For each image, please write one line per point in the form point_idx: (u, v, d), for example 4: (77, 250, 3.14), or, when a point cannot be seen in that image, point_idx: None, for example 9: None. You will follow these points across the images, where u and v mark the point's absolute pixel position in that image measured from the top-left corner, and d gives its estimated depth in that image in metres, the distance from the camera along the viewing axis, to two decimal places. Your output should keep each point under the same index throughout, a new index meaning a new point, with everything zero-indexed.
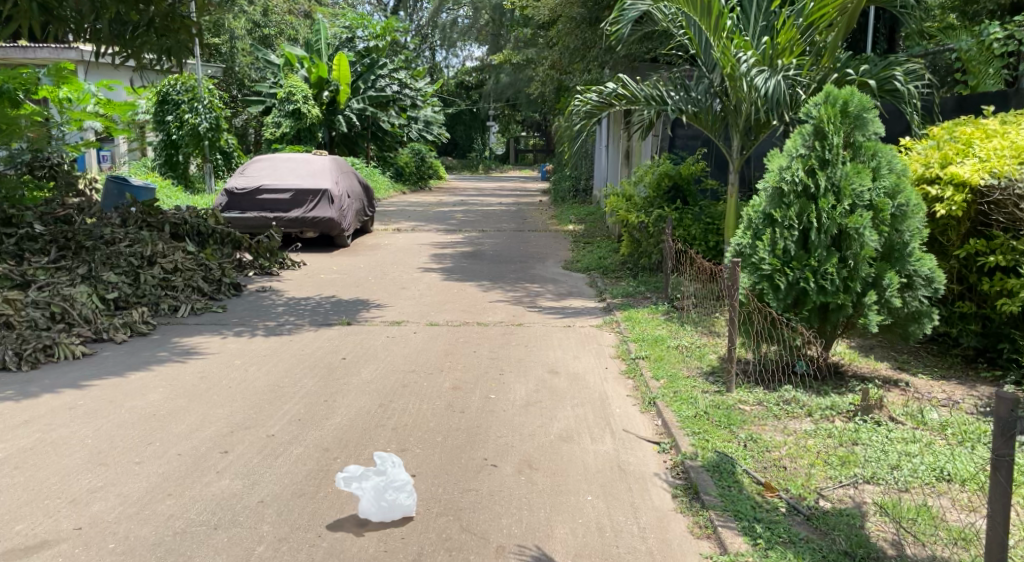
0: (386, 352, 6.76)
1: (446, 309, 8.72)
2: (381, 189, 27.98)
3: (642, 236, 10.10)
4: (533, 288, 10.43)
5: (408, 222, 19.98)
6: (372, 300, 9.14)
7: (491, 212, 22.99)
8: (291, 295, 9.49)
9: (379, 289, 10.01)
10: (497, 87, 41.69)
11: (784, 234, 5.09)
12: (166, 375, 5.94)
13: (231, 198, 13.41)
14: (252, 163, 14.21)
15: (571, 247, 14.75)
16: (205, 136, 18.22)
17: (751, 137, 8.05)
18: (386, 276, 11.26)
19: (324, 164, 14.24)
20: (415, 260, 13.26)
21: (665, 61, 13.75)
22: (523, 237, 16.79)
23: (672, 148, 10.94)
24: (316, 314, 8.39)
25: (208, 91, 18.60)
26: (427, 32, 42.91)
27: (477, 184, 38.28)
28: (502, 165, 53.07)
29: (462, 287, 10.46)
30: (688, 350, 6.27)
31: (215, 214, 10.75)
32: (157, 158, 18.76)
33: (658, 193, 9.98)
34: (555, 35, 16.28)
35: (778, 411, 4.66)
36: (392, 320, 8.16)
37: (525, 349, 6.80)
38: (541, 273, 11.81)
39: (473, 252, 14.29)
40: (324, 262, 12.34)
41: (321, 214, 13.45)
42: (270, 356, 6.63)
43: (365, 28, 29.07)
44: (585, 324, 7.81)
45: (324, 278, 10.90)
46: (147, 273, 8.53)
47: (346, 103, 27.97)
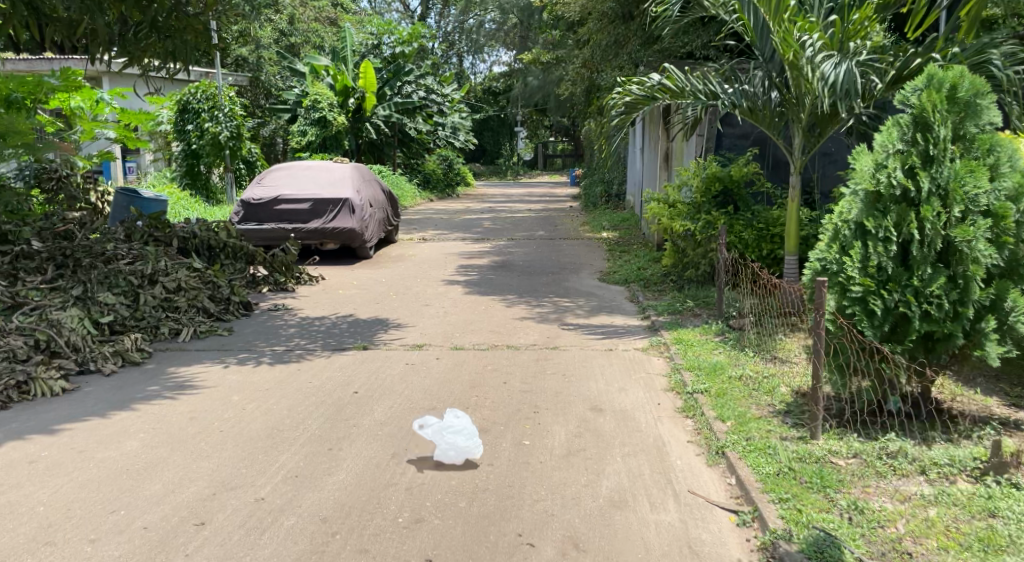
0: (404, 384, 5.96)
1: (473, 330, 7.91)
2: (408, 198, 27.33)
3: (687, 244, 9.24)
4: (568, 303, 9.61)
5: (434, 231, 19.28)
6: (392, 320, 8.36)
7: (521, 219, 22.20)
8: (306, 313, 8.73)
9: (400, 306, 9.24)
10: (525, 92, 41.06)
11: (878, 248, 4.19)
12: (151, 415, 5.17)
13: (246, 209, 12.72)
14: (269, 172, 13.54)
15: (607, 256, 13.91)
16: (226, 145, 17.58)
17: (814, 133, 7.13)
18: (410, 290, 10.50)
19: (345, 172, 13.54)
20: (441, 272, 12.50)
21: (703, 56, 13.09)
22: (553, 245, 15.97)
23: (719, 149, 10.04)
24: (329, 336, 7.59)
25: (228, 98, 17.99)
26: (455, 38, 42.38)
27: (506, 190, 37.61)
28: (531, 171, 52.26)
29: (491, 302, 9.65)
30: (754, 382, 5.38)
31: (227, 226, 10.01)
32: (178, 168, 18.12)
33: (705, 199, 9.25)
34: (587, 33, 15.49)
35: (882, 467, 3.75)
36: (412, 343, 7.35)
37: (563, 380, 5.94)
38: (575, 286, 10.98)
39: (503, 263, 13.51)
40: (344, 276, 11.60)
41: (341, 224, 12.68)
42: (273, 389, 5.85)
43: (391, 34, 28.70)
44: (630, 346, 6.96)
45: (343, 294, 10.16)
46: (147, 294, 7.78)
47: (373, 110, 27.25)
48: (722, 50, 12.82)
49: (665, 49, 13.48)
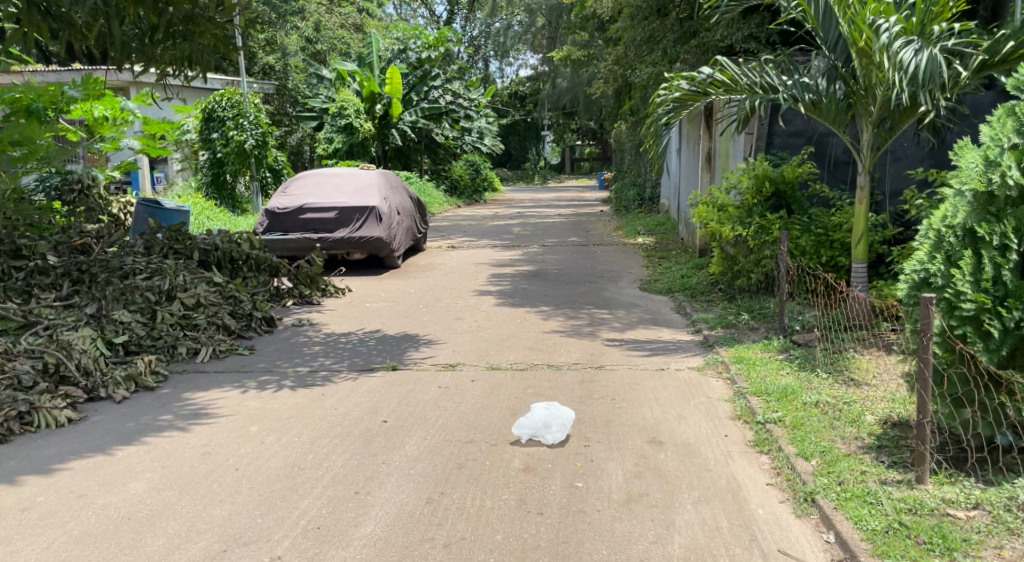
0: (437, 411, 5.42)
1: (509, 348, 7.38)
2: (435, 204, 26.91)
3: (738, 250, 8.92)
4: (607, 315, 9.05)
5: (463, 238, 18.81)
6: (422, 336, 7.83)
7: (550, 224, 21.66)
8: (332, 329, 8.24)
9: (430, 320, 8.74)
10: (552, 95, 40.52)
11: (994, 258, 3.69)
12: (160, 449, 4.67)
13: (271, 219, 12.29)
14: (294, 180, 13.12)
15: (644, 264, 13.34)
16: (252, 153, 17.20)
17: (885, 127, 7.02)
18: (441, 302, 10.01)
19: (372, 179, 13.09)
20: (471, 281, 11.99)
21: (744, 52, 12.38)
22: (587, 252, 15.42)
23: (770, 149, 9.73)
24: (356, 354, 7.08)
25: (253, 106, 17.63)
26: (481, 42, 42.01)
27: (533, 195, 37.12)
28: (558, 175, 51.73)
29: (527, 315, 9.11)
30: (833, 411, 4.92)
31: (251, 237, 9.52)
32: (204, 178, 17.75)
33: (757, 200, 8.90)
34: (620, 29, 14.90)
35: (1011, 524, 3.21)
36: (445, 362, 6.83)
37: (614, 407, 5.40)
38: (613, 296, 10.42)
39: (536, 271, 12.98)
40: (372, 287, 11.13)
41: (368, 233, 12.20)
42: (294, 417, 5.33)
43: (417, 39, 28.30)
44: (683, 366, 6.46)
45: (370, 307, 9.68)
46: (165, 311, 7.24)
47: (399, 116, 26.91)
48: (764, 43, 12.02)
49: (703, 43, 12.76)
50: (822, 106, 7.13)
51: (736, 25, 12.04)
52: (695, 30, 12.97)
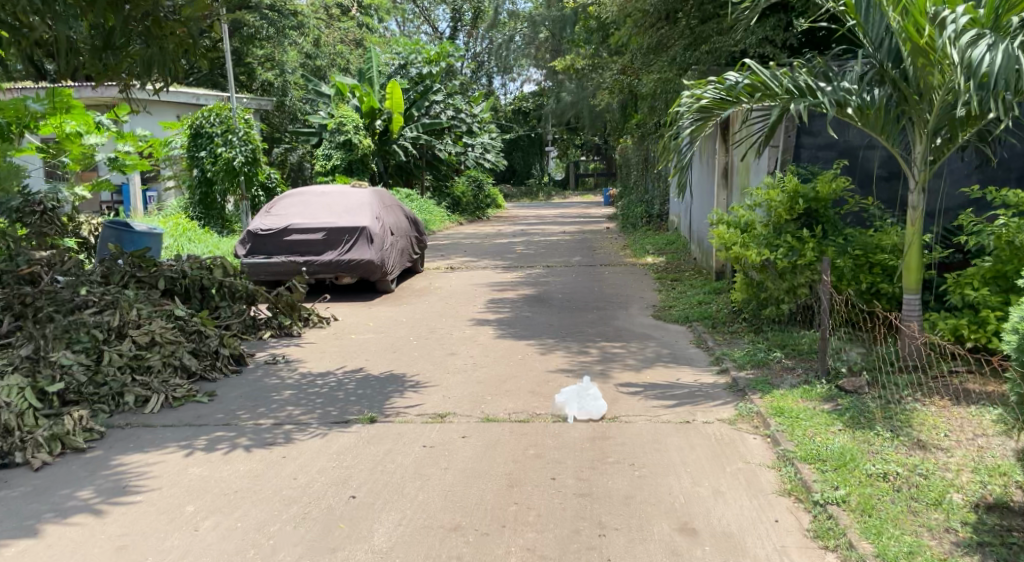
0: (418, 481, 4.49)
1: (508, 394, 6.46)
2: (437, 222, 25.96)
3: (766, 275, 8.21)
4: (619, 348, 8.14)
5: (463, 258, 17.93)
6: (410, 377, 6.90)
7: (554, 243, 20.74)
8: (310, 367, 7.29)
9: (421, 356, 7.82)
10: (556, 109, 39.75)
11: None
12: (63, 542, 3.72)
13: (254, 242, 11.37)
14: (279, 198, 12.17)
15: (656, 287, 12.44)
16: (241, 171, 16.01)
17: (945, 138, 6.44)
18: (434, 333, 9.09)
19: (363, 198, 12.18)
20: (470, 307, 11.12)
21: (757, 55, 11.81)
22: (594, 273, 14.55)
23: (797, 162, 9.00)
24: (331, 401, 6.14)
25: (243, 121, 16.41)
26: (484, 58, 41.35)
27: (539, 211, 36.23)
28: (563, 192, 50.76)
29: (529, 349, 8.17)
30: (909, 486, 4.16)
31: (224, 263, 8.55)
32: (193, 196, 16.71)
33: (787, 220, 8.20)
34: (628, 35, 14.09)
35: None
36: (432, 412, 5.90)
37: (636, 479, 4.52)
38: (625, 326, 9.51)
39: (540, 296, 12.10)
40: (362, 315, 10.24)
41: (359, 255, 11.27)
42: (241, 490, 4.36)
43: (418, 54, 27.59)
44: (712, 418, 5.71)
45: (357, 339, 8.77)
46: (112, 351, 6.20)
47: (400, 132, 26.14)
48: (779, 47, 11.51)
49: (714, 48, 12.03)
50: (871, 113, 6.53)
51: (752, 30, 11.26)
52: (706, 34, 12.10)
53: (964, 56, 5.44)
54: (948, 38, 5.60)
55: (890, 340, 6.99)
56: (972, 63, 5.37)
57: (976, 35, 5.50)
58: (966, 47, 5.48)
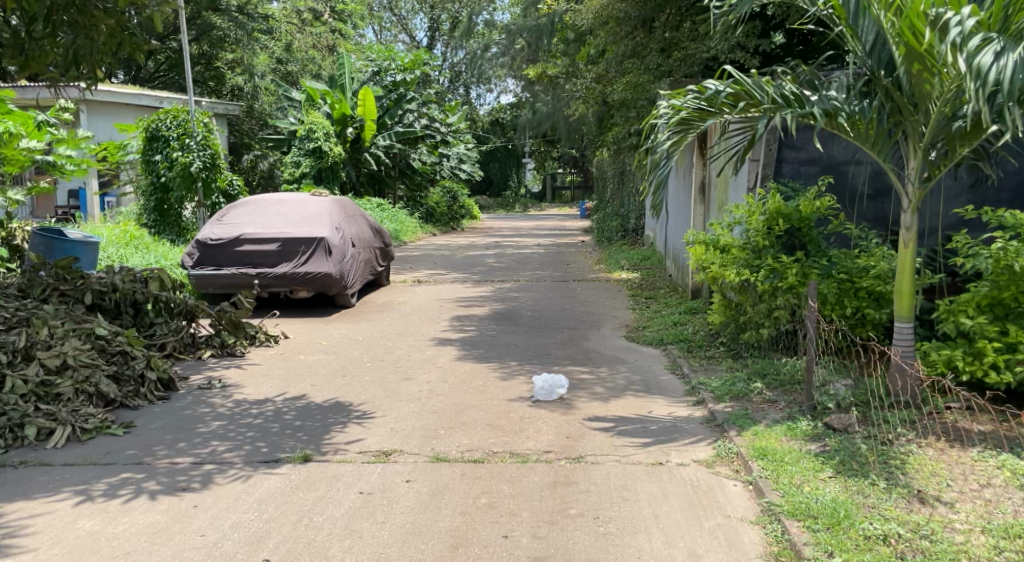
0: (346, 541, 3.87)
1: (463, 427, 5.84)
2: (408, 232, 25.27)
3: (744, 298, 7.77)
4: (588, 373, 7.56)
5: (432, 271, 17.29)
6: (355, 406, 6.27)
7: (527, 256, 20.13)
8: (248, 392, 6.63)
9: (373, 381, 7.19)
10: (533, 120, 39.32)
11: None
12: None
13: (203, 251, 10.67)
14: (232, 206, 11.46)
15: (630, 305, 11.89)
16: (199, 176, 15.21)
17: (941, 153, 5.95)
18: (391, 354, 8.45)
19: (322, 207, 11.53)
20: (433, 325, 10.50)
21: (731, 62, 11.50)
22: (567, 289, 13.99)
23: (778, 177, 8.53)
24: (264, 435, 5.49)
25: (202, 124, 15.66)
26: (462, 68, 40.92)
27: (515, 223, 35.72)
28: (539, 204, 50.23)
29: (491, 373, 7.56)
30: (914, 554, 3.62)
31: (162, 275, 7.85)
32: (147, 203, 15.85)
33: (769, 241, 7.69)
34: (603, 43, 13.62)
35: None
36: (376, 450, 5.27)
37: (600, 539, 3.95)
38: (595, 348, 8.94)
39: (509, 313, 11.50)
40: (316, 332, 9.58)
41: (316, 268, 10.60)
42: (135, 551, 3.71)
43: (392, 62, 26.98)
44: (687, 460, 5.16)
45: (306, 359, 8.11)
46: (15, 376, 5.50)
47: (372, 140, 25.53)
48: (751, 54, 11.27)
49: (687, 56, 11.64)
50: (862, 124, 6.01)
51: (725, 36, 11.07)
52: (678, 40, 11.87)
53: (973, 62, 4.93)
54: (953, 42, 5.08)
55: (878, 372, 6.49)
56: (982, 69, 4.87)
57: (985, 39, 4.99)
58: (974, 53, 4.97)
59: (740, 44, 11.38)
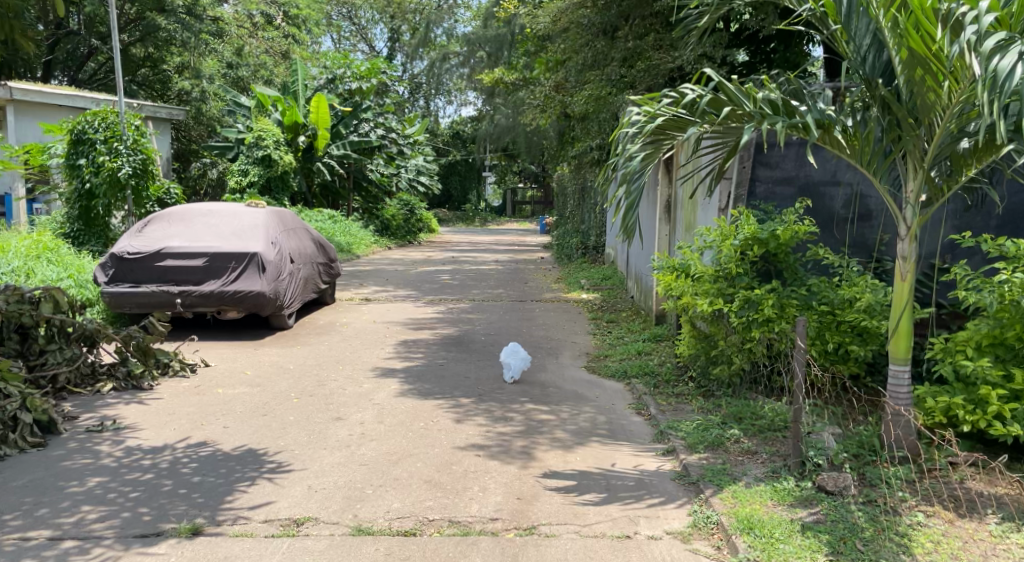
0: None
1: (395, 485, 4.95)
2: (362, 245, 24.28)
3: (717, 329, 7.00)
4: (545, 413, 6.72)
5: (382, 287, 16.34)
6: (269, 457, 5.37)
7: (484, 272, 19.27)
8: (144, 436, 5.70)
9: (297, 422, 6.25)
10: (493, 134, 38.61)
11: None
12: None
13: (119, 266, 9.61)
14: (156, 216, 10.41)
15: (591, 329, 11.09)
16: (127, 183, 14.12)
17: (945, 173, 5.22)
18: (323, 387, 7.51)
19: (257, 219, 10.55)
20: (377, 350, 9.58)
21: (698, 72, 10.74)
22: (524, 310, 13.15)
23: (752, 197, 7.80)
24: (150, 496, 4.56)
25: (133, 127, 14.55)
26: (421, 80, 40.08)
27: (473, 238, 34.84)
28: (499, 218, 49.48)
29: (435, 411, 6.66)
30: None
31: (56, 296, 6.83)
32: (71, 211, 14.65)
33: (742, 268, 6.93)
34: (563, 51, 12.87)
35: None
36: (285, 517, 4.38)
37: None
38: (554, 380, 8.11)
39: (461, 338, 10.60)
40: (243, 358, 8.61)
41: (246, 285, 9.60)
42: None
43: (348, 69, 26.00)
44: (658, 531, 4.38)
45: (224, 392, 7.16)
46: None
47: (325, 149, 24.49)
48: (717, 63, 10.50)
49: (652, 65, 10.85)
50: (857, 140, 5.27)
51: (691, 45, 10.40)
52: (642, 49, 11.08)
53: (988, 67, 4.21)
54: (966, 42, 4.36)
55: (867, 418, 5.78)
56: (999, 75, 4.13)
57: (1004, 39, 4.25)
58: (991, 55, 4.25)
59: (707, 54, 10.70)
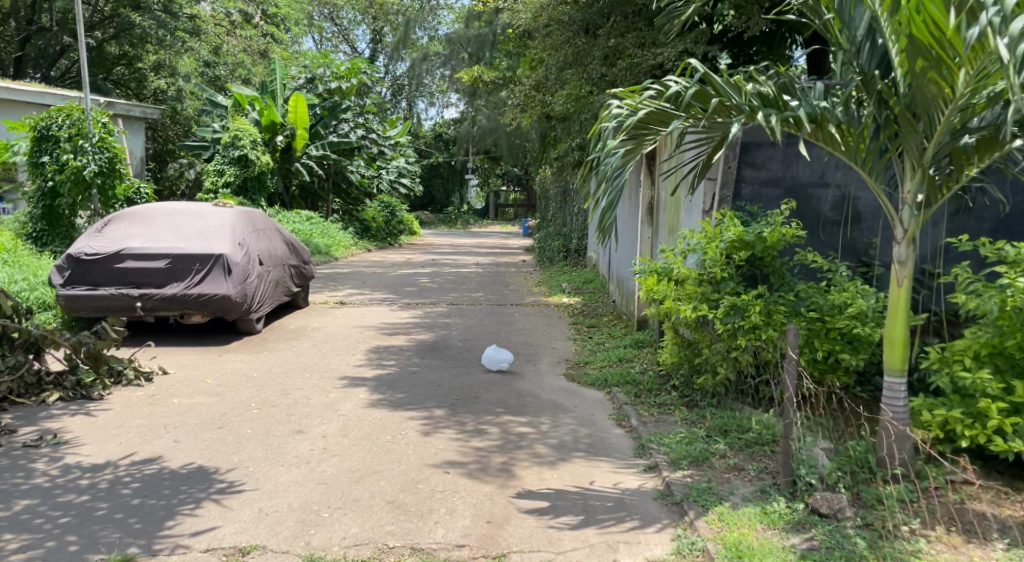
0: None
1: (355, 507, 4.57)
2: (341, 248, 23.83)
3: (702, 337, 6.66)
4: (521, 425, 6.35)
5: (359, 291, 15.92)
6: (220, 476, 4.97)
7: (465, 276, 18.87)
8: (85, 452, 5.29)
9: (254, 436, 5.84)
10: (476, 136, 38.23)
11: None
12: None
13: (75, 268, 9.15)
14: (117, 215, 9.95)
15: (572, 335, 10.73)
16: (92, 182, 13.59)
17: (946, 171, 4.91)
18: (287, 396, 7.10)
19: (224, 219, 10.11)
20: (348, 357, 9.17)
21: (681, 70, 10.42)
22: (504, 315, 12.77)
23: (737, 199, 7.48)
24: (80, 523, 4.18)
25: (99, 124, 14.01)
26: (403, 81, 39.65)
27: (455, 241, 34.40)
28: (482, 221, 49.10)
29: (404, 423, 6.28)
30: None
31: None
32: (34, 210, 14.13)
33: (727, 272, 6.58)
34: (543, 49, 12.53)
35: None
36: (228, 547, 4.00)
37: None
38: (532, 389, 7.75)
39: (437, 343, 10.20)
40: (205, 364, 8.19)
41: (211, 288, 9.17)
42: None
43: (327, 68, 25.53)
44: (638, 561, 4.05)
45: (180, 401, 6.74)
46: None
47: (304, 149, 24.00)
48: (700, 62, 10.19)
49: (633, 63, 10.53)
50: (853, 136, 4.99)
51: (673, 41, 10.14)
52: (623, 47, 10.75)
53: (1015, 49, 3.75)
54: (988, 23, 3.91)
55: (859, 431, 5.46)
56: None
57: None
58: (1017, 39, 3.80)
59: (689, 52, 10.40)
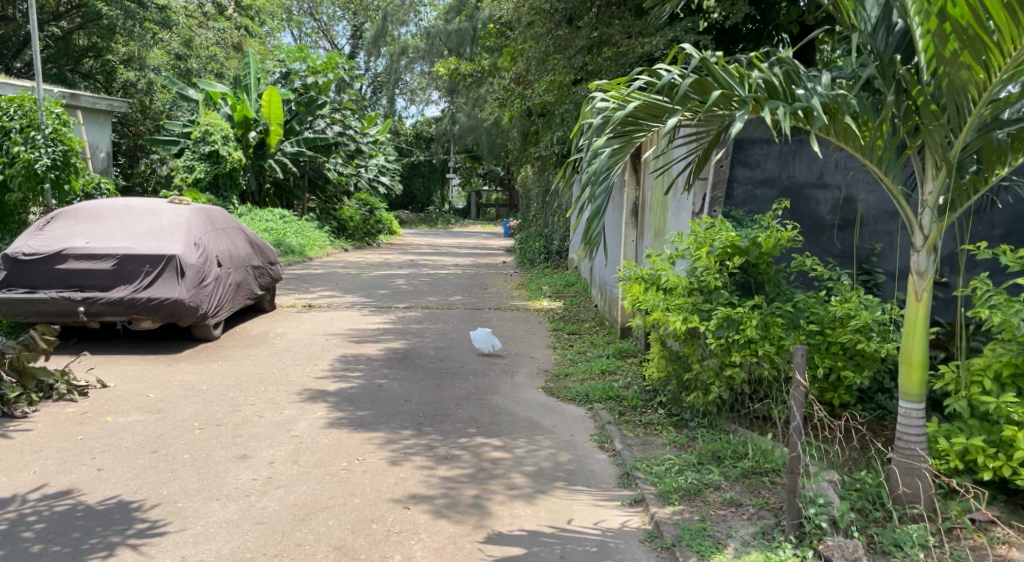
0: None
1: (295, 555, 3.97)
2: (315, 247, 23.10)
3: (692, 351, 6.07)
4: (493, 449, 5.72)
5: (331, 293, 15.21)
6: (142, 513, 4.35)
7: (443, 278, 18.20)
8: None
9: (192, 462, 5.19)
10: (457, 134, 37.52)
11: None
12: None
13: (13, 269, 8.46)
14: (66, 212, 9.23)
15: (552, 342, 10.11)
16: (44, 176, 12.79)
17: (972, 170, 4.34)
18: (236, 414, 6.44)
19: (181, 218, 9.39)
20: (309, 367, 8.50)
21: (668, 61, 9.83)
22: (480, 320, 12.12)
23: (729, 200, 6.89)
24: None
25: (52, 115, 13.22)
26: (382, 78, 38.86)
27: (434, 240, 33.70)
28: (464, 220, 48.42)
29: (363, 447, 5.64)
30: None
31: None
32: None
33: (719, 281, 5.98)
34: (524, 40, 11.89)
35: None
36: None
37: None
38: (508, 404, 7.13)
39: (407, 352, 9.54)
40: (150, 375, 7.51)
41: (162, 292, 8.44)
42: None
43: (303, 62, 24.72)
44: None
45: (113, 419, 6.08)
46: None
47: (278, 145, 23.14)
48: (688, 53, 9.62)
49: (618, 54, 9.95)
50: (868, 131, 4.42)
51: (661, 31, 9.56)
52: (608, 38, 10.16)
53: None
54: None
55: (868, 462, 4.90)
56: None
57: None
58: None
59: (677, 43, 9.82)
